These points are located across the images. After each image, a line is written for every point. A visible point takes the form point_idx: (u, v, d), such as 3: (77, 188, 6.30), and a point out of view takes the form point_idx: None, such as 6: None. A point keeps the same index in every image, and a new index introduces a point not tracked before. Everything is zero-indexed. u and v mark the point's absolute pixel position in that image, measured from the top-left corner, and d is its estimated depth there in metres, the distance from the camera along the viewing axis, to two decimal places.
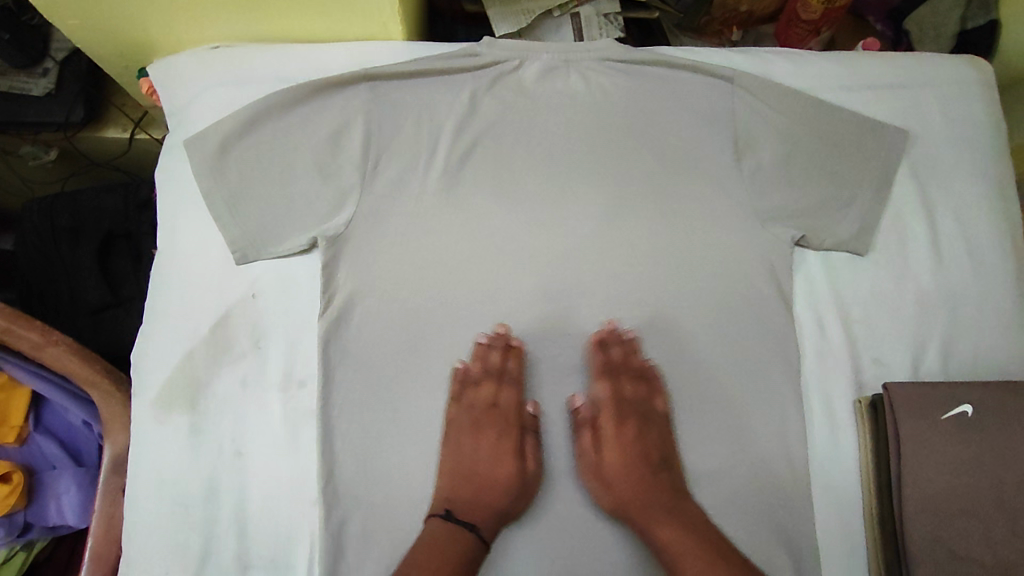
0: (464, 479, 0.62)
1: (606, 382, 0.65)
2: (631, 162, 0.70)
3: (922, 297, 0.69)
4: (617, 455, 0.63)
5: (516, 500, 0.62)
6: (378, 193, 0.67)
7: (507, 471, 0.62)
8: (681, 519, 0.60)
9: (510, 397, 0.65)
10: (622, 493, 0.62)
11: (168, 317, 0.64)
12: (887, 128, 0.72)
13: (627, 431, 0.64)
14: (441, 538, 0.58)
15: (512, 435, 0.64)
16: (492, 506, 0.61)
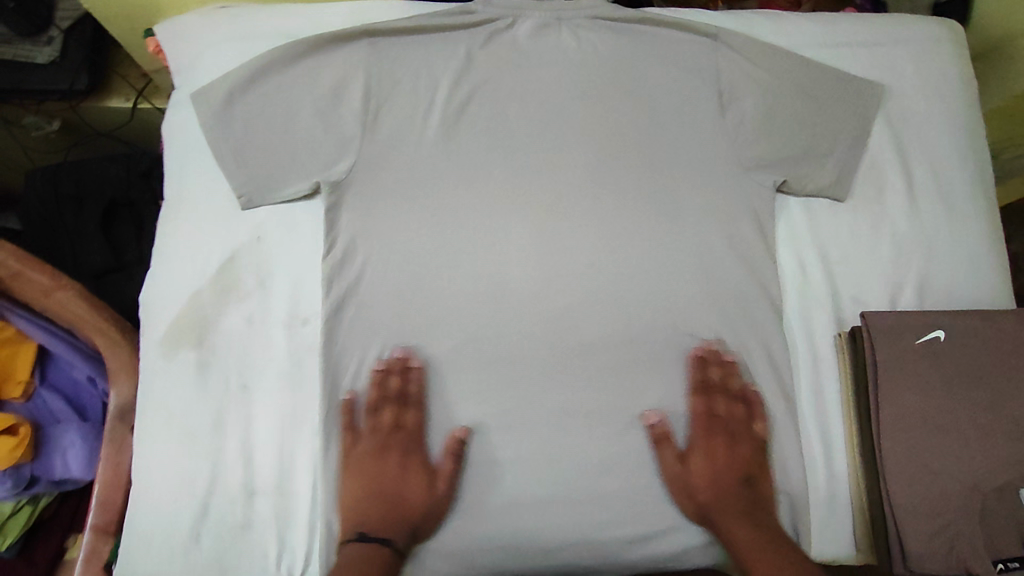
0: (376, 499, 0.61)
1: (700, 411, 0.66)
2: (621, 113, 0.73)
3: (898, 239, 0.72)
4: (715, 488, 0.64)
5: (424, 518, 0.61)
6: (378, 143, 0.70)
7: (417, 491, 0.62)
8: (761, 529, 0.61)
9: (416, 419, 0.64)
10: (715, 509, 0.63)
11: (175, 261, 0.67)
12: (863, 83, 0.75)
13: (713, 462, 0.65)
14: (360, 558, 0.57)
15: (421, 452, 0.64)
16: (401, 521, 0.60)
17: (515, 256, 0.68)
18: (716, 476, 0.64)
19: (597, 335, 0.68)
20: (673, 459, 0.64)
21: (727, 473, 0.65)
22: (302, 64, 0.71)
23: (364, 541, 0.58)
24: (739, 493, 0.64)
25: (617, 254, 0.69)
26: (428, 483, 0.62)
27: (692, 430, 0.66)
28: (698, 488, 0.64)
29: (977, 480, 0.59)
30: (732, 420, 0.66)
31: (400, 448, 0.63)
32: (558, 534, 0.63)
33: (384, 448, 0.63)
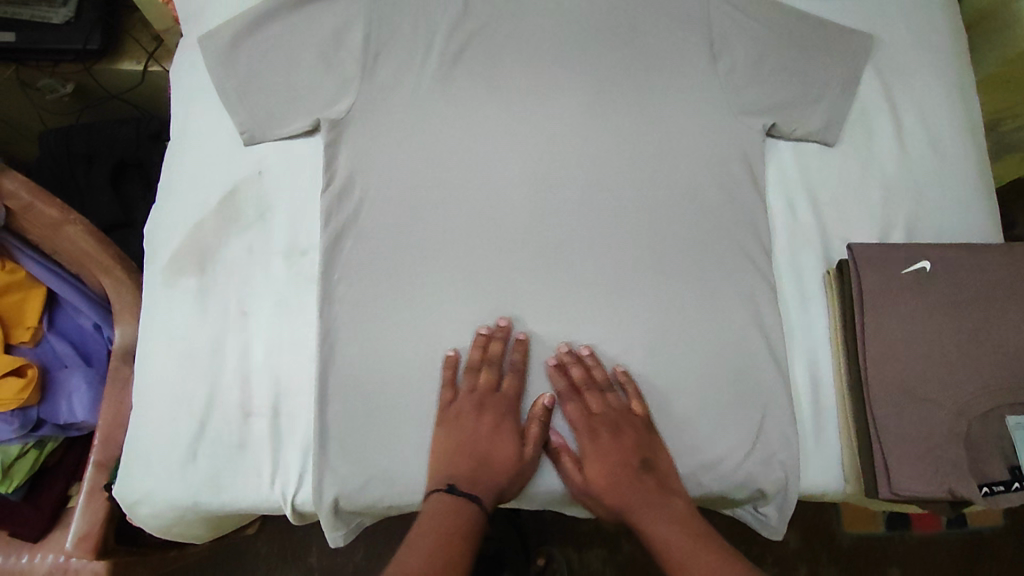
0: (461, 460, 0.61)
1: (596, 398, 0.65)
2: (614, 60, 0.75)
3: (887, 183, 0.73)
4: (587, 473, 0.64)
5: (508, 483, 0.62)
6: (377, 84, 0.71)
7: (505, 456, 0.63)
8: (667, 517, 0.61)
9: (512, 383, 0.66)
10: (589, 490, 0.64)
11: (179, 195, 0.69)
12: (854, 33, 0.77)
13: (586, 446, 0.65)
14: (442, 511, 0.58)
15: (513, 418, 0.65)
16: (500, 479, 0.62)
17: (509, 194, 0.70)
18: (586, 460, 0.64)
19: (587, 268, 0.69)
20: (574, 416, 0.65)
21: (580, 459, 0.65)
22: (305, 9, 0.72)
23: (447, 497, 0.58)
24: (585, 477, 0.64)
25: (605, 193, 0.71)
26: (519, 447, 0.64)
27: (590, 414, 0.65)
28: (588, 469, 0.64)
29: (962, 406, 0.59)
30: (608, 407, 0.65)
31: (497, 410, 0.64)
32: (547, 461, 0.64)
33: (461, 409, 0.63)
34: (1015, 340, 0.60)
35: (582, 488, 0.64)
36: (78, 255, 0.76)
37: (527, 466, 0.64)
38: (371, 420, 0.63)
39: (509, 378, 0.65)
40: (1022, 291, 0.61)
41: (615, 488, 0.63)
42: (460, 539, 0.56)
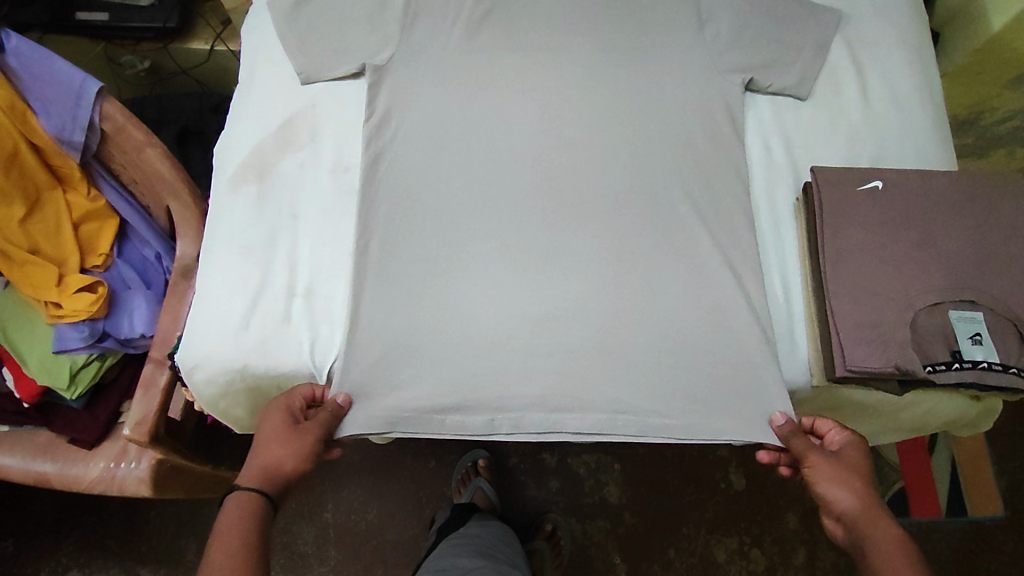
0: (256, 462, 0.68)
1: (847, 436, 0.72)
2: (617, 25, 0.86)
3: (852, 132, 0.84)
4: (848, 488, 0.69)
5: (287, 455, 0.68)
6: (413, 38, 0.84)
7: (275, 450, 0.68)
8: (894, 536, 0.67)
9: (302, 390, 0.72)
10: (857, 506, 0.68)
11: (246, 122, 0.82)
12: (824, 11, 0.89)
13: (859, 473, 0.69)
14: (240, 506, 0.65)
15: (287, 421, 0.69)
16: (264, 468, 0.67)
17: (520, 129, 0.82)
18: (847, 477, 0.69)
19: (587, 194, 0.79)
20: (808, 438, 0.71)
21: (869, 482, 0.69)
22: None
23: (229, 499, 0.66)
24: (856, 494, 0.68)
25: (605, 131, 0.82)
26: (289, 429, 0.69)
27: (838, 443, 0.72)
28: (848, 484, 0.69)
29: (909, 299, 0.68)
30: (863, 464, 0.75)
31: (285, 415, 0.69)
32: (546, 347, 0.73)
33: (265, 425, 0.70)
34: (957, 248, 0.69)
35: (858, 503, 0.68)
36: (154, 179, 0.89)
37: (293, 439, 0.68)
38: (395, 305, 0.74)
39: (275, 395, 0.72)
40: (963, 210, 0.71)
41: (880, 508, 0.67)
42: (247, 527, 0.64)
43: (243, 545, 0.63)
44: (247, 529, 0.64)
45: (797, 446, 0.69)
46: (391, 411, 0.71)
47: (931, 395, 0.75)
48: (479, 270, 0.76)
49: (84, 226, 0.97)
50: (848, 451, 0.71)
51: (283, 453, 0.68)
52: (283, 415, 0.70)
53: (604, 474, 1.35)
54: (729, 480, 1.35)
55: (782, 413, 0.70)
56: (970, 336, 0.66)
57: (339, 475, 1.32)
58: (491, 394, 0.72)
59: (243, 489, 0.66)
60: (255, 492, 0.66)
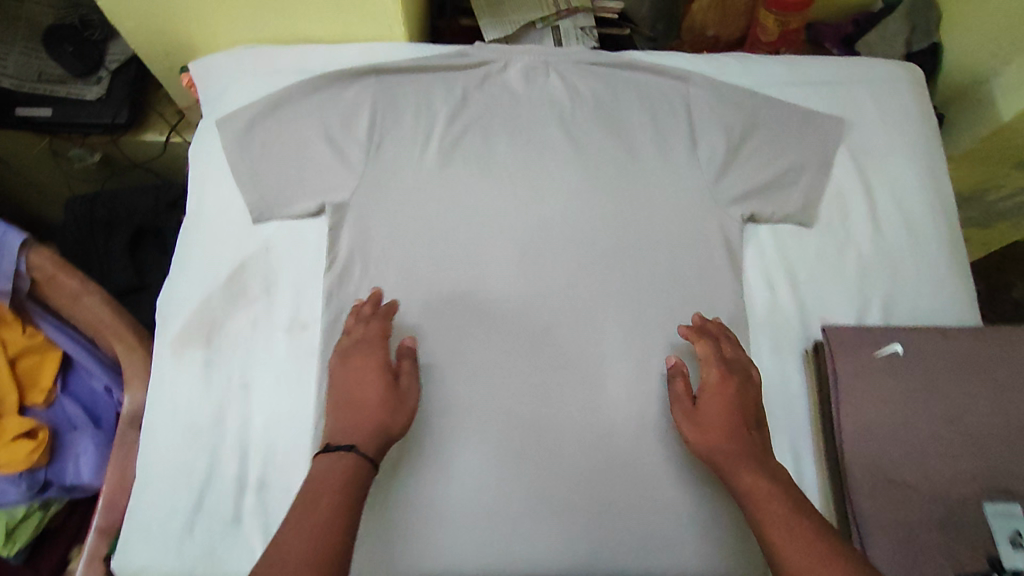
0: (351, 419, 0.60)
1: (717, 372, 0.65)
2: (602, 149, 0.80)
3: (863, 263, 0.76)
4: (709, 437, 0.61)
5: (393, 417, 0.61)
6: (377, 167, 0.77)
7: (379, 404, 0.61)
8: (768, 472, 0.58)
9: (378, 327, 0.67)
10: (718, 459, 0.60)
11: (191, 270, 0.73)
12: (824, 118, 0.81)
13: (720, 413, 0.62)
14: (340, 472, 0.56)
15: (378, 351, 0.65)
16: (370, 424, 0.60)
17: (498, 274, 0.74)
18: (708, 426, 0.62)
19: (578, 352, 0.72)
20: (681, 393, 0.65)
21: (731, 424, 0.61)
22: (317, 93, 0.80)
23: (327, 461, 0.56)
24: (709, 433, 0.61)
25: (592, 274, 0.74)
26: (391, 380, 0.63)
27: (707, 388, 0.64)
28: (712, 437, 0.61)
29: (938, 491, 0.61)
30: (751, 379, 0.65)
31: (368, 345, 0.65)
32: (552, 485, 0.67)
33: (360, 345, 0.65)
34: (988, 427, 0.62)
35: (711, 446, 0.61)
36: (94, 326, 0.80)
37: (403, 400, 0.63)
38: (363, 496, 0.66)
39: (353, 322, 0.67)
40: (994, 379, 0.63)
41: (739, 452, 0.60)
42: (350, 490, 0.54)
43: (346, 507, 0.53)
44: (353, 492, 0.55)
45: (675, 387, 0.66)
46: None
47: None
48: (452, 449, 0.67)
49: (22, 361, 0.88)
50: (712, 388, 0.64)
51: (391, 413, 0.61)
52: (382, 364, 0.64)
53: None
54: None
55: (674, 358, 0.69)
56: (1007, 537, 0.58)
57: None
58: None
59: (354, 454, 0.57)
60: (365, 459, 0.57)
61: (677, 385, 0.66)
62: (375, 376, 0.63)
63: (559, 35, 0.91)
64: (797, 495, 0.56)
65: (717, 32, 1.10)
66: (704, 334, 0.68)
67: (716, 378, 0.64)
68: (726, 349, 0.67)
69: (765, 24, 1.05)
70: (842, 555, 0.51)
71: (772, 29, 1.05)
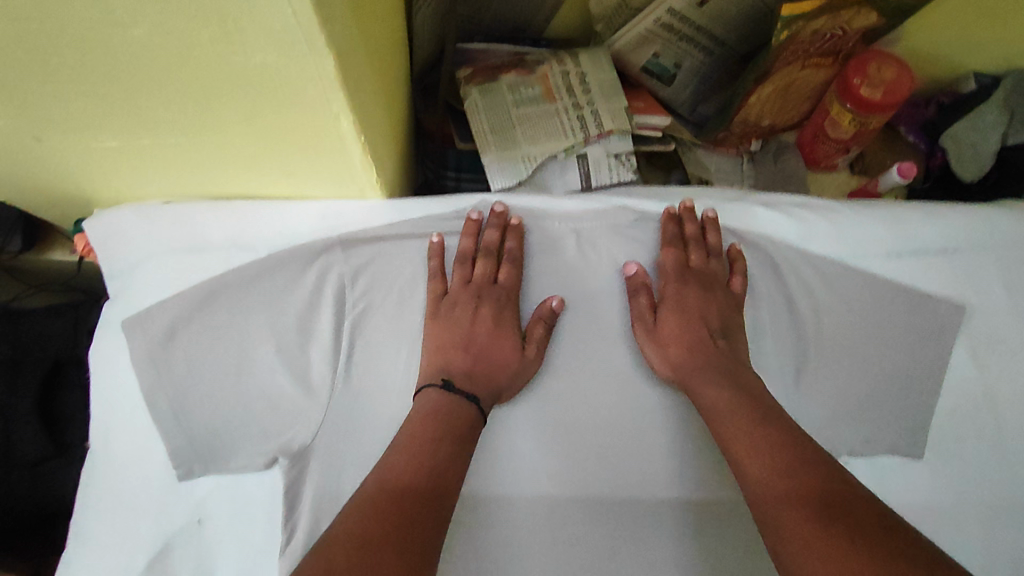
0: (458, 352, 0.57)
1: (672, 283, 0.62)
2: (654, 356, 0.59)
3: (986, 505, 0.60)
4: (677, 338, 0.59)
5: (513, 378, 0.58)
6: (352, 390, 0.57)
7: (506, 355, 0.58)
8: (742, 396, 0.54)
9: (511, 277, 0.61)
10: (686, 375, 0.57)
11: (97, 547, 0.54)
12: (935, 304, 0.63)
13: (696, 321, 0.60)
14: (438, 406, 0.53)
15: (507, 316, 0.60)
16: (490, 394, 0.57)
17: (529, 532, 0.57)
18: (681, 325, 0.59)
19: None
20: (644, 308, 0.60)
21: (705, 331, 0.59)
22: (269, 280, 0.60)
23: (442, 392, 0.54)
24: (679, 342, 0.58)
25: (638, 540, 0.57)
26: (518, 348, 0.58)
27: (669, 296, 0.61)
28: (673, 345, 0.59)
29: None
30: (713, 287, 0.61)
31: (493, 300, 0.60)
32: None
33: (456, 296, 0.60)
34: None
35: (675, 372, 0.58)
36: None
37: (520, 371, 0.58)
38: None
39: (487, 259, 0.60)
40: None
41: (710, 373, 0.56)
42: (438, 437, 0.51)
43: (419, 467, 0.48)
44: (462, 449, 0.52)
45: (636, 300, 0.61)
46: None
47: None
48: None
49: None
50: (672, 298, 0.61)
51: (508, 379, 0.58)
52: (510, 326, 0.59)
53: None
54: None
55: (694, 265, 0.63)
56: None
57: None
58: None
59: (455, 395, 0.54)
60: (474, 405, 0.54)
61: (638, 296, 0.61)
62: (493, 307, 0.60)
63: (587, 165, 0.71)
64: (788, 425, 0.51)
65: (773, 120, 0.89)
66: (677, 237, 0.63)
67: (666, 271, 0.62)
68: (692, 256, 0.62)
69: (838, 121, 0.84)
70: (810, 468, 0.47)
71: (847, 127, 0.84)
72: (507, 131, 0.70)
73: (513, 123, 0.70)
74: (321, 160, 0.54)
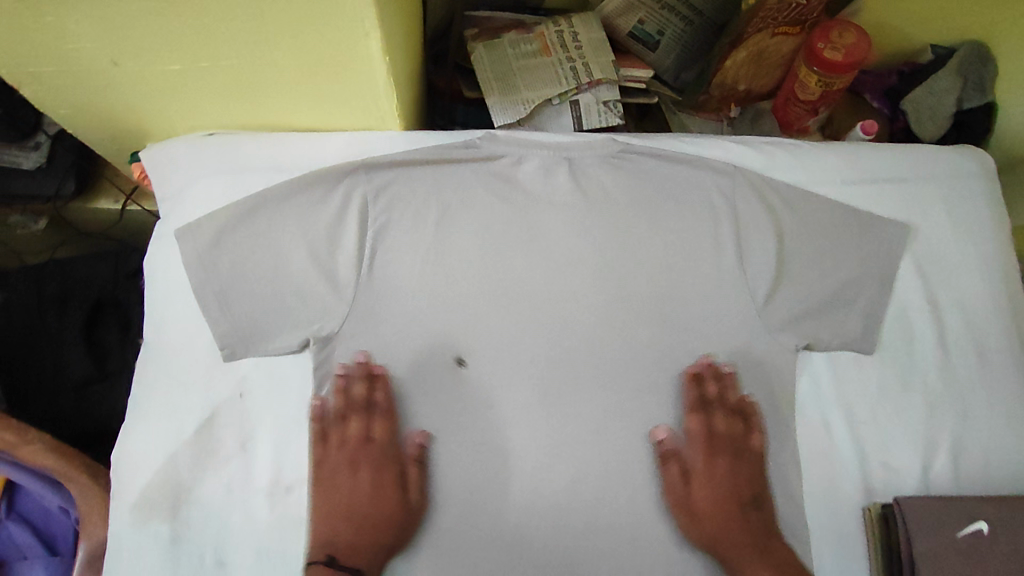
0: (343, 522, 0.60)
1: (700, 447, 0.65)
2: (633, 263, 0.69)
3: (929, 394, 0.68)
4: (699, 525, 0.62)
5: (399, 530, 0.60)
6: (372, 290, 0.66)
7: (388, 507, 0.60)
8: (771, 561, 0.60)
9: (384, 430, 0.63)
10: (720, 548, 0.61)
11: (151, 418, 0.62)
12: (885, 223, 0.71)
13: (722, 495, 0.63)
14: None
15: (388, 468, 0.62)
16: (369, 544, 0.59)
17: (518, 418, 0.64)
18: (704, 510, 0.62)
19: (604, 500, 0.62)
20: (675, 477, 0.63)
21: (732, 512, 0.62)
22: (299, 196, 0.68)
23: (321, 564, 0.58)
24: (700, 534, 0.61)
25: (621, 418, 0.64)
26: (399, 496, 0.61)
27: (697, 473, 0.64)
28: (709, 526, 0.62)
29: None
30: (739, 451, 0.65)
31: (372, 461, 0.62)
32: (591, 507, 0.62)
33: (333, 466, 0.62)
34: None
35: (705, 536, 0.61)
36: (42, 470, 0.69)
37: (409, 519, 0.60)
38: None
39: (357, 422, 0.62)
40: None
41: (735, 533, 0.61)
42: None
43: None
44: None
45: (666, 464, 0.63)
46: None
47: None
48: None
49: None
50: (699, 477, 0.64)
51: (386, 529, 0.59)
52: (387, 475, 0.62)
53: None
54: None
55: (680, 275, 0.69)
56: None
57: None
58: None
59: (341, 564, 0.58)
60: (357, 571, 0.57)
61: (667, 456, 0.64)
62: (388, 485, 0.61)
63: (579, 110, 0.80)
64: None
65: (750, 85, 0.99)
66: (703, 400, 0.65)
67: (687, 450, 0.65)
68: (717, 420, 0.65)
69: (807, 83, 0.93)
70: None
71: (813, 88, 0.93)
72: (509, 79, 0.79)
73: (515, 72, 0.80)
74: (350, 87, 0.64)
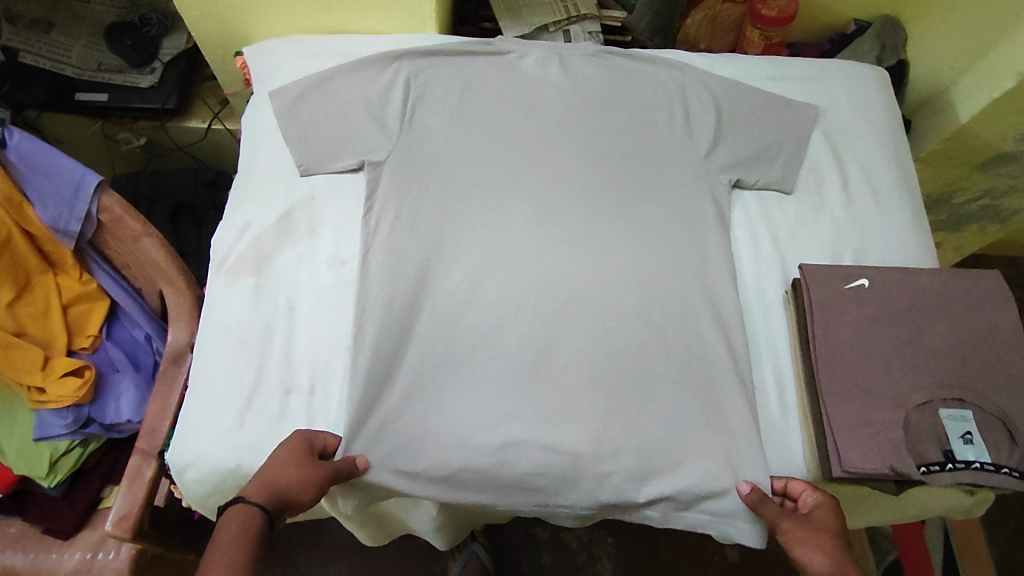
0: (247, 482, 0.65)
1: (814, 499, 0.70)
2: (609, 122, 0.90)
3: (834, 222, 0.88)
4: (822, 546, 0.64)
5: (282, 471, 0.65)
6: (410, 132, 0.86)
7: (274, 460, 0.66)
8: None
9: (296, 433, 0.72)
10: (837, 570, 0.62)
11: (243, 213, 0.85)
12: (802, 105, 0.93)
13: (833, 531, 0.66)
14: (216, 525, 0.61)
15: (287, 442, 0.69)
16: (258, 481, 0.64)
17: (517, 223, 0.83)
18: (823, 538, 0.65)
19: (580, 280, 0.81)
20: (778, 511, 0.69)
21: (841, 543, 0.65)
22: (356, 72, 0.88)
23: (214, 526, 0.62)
24: (823, 550, 0.64)
25: (595, 225, 0.84)
26: (291, 451, 0.67)
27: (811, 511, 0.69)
28: (825, 550, 0.64)
29: (899, 398, 0.71)
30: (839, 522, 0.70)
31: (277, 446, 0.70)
32: (570, 283, 0.81)
33: None
34: (942, 345, 0.73)
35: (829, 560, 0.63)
36: (149, 267, 0.90)
37: (294, 461, 0.66)
38: (393, 401, 0.75)
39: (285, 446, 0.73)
40: (948, 307, 0.75)
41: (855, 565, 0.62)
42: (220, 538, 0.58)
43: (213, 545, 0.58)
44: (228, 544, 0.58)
45: (768, 508, 0.69)
46: (404, 475, 0.74)
47: (940, 492, 0.79)
48: (467, 365, 0.77)
49: (75, 308, 0.96)
50: (817, 512, 0.68)
51: (276, 467, 0.65)
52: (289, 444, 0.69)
53: (596, 548, 1.25)
54: (724, 554, 1.25)
55: (648, 138, 0.88)
56: (961, 436, 0.69)
57: (323, 553, 1.22)
58: (493, 459, 0.74)
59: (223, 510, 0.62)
60: (238, 502, 0.61)
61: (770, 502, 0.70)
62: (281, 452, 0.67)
63: (569, 37, 1.06)
64: None
65: (709, 45, 1.24)
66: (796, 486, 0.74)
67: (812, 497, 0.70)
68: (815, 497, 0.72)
69: (752, 38, 1.17)
70: None
71: (757, 41, 1.17)
72: (516, 12, 1.05)
73: (521, 7, 1.06)
74: None
